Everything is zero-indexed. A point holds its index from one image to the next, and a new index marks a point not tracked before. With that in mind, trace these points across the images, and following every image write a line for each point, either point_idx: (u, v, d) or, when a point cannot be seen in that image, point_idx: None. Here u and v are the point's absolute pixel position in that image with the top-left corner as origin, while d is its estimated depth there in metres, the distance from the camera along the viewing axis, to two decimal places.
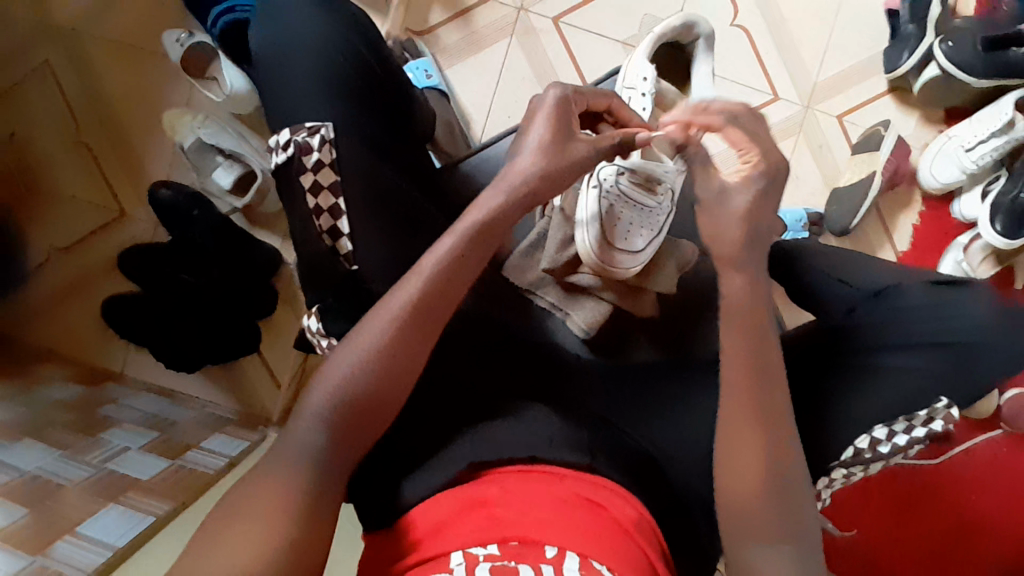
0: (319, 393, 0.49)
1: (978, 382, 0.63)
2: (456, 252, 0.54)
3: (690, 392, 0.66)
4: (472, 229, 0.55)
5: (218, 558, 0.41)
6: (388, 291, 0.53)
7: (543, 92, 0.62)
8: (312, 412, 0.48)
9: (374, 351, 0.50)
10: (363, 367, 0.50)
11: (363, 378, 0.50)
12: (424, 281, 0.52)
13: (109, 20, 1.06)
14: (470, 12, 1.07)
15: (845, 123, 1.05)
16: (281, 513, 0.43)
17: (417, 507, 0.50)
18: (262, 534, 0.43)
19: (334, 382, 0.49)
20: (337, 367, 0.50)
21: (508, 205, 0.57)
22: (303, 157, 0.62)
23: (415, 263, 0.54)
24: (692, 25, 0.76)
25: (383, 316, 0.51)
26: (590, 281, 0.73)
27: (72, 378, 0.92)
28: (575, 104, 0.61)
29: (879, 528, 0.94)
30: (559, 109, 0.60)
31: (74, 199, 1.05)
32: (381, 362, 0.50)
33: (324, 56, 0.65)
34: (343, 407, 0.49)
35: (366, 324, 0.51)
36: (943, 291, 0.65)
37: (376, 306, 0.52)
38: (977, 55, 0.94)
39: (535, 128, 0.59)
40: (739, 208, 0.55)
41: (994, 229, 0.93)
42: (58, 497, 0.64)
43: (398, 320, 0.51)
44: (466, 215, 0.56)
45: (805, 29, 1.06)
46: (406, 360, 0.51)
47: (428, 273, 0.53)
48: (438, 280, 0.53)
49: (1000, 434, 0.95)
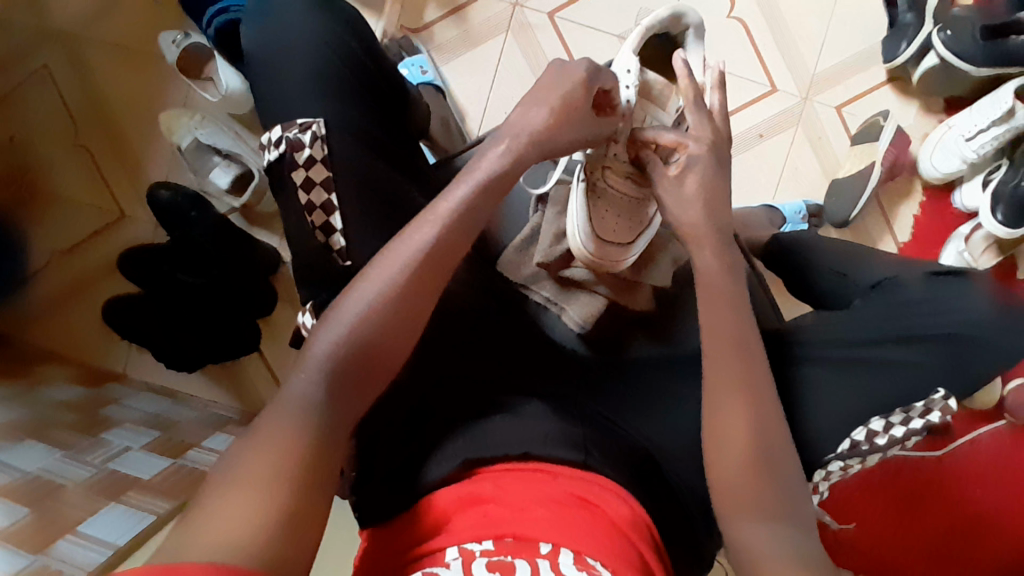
0: (323, 341, 0.49)
1: (977, 371, 0.62)
2: (466, 205, 0.56)
3: (687, 386, 0.66)
4: (487, 181, 0.57)
5: None
6: (400, 233, 0.55)
7: (567, 62, 0.64)
8: (314, 361, 0.48)
9: (371, 324, 0.50)
10: (368, 314, 0.50)
11: (366, 326, 0.50)
12: (436, 230, 0.54)
13: (107, 23, 1.07)
14: (465, 8, 1.07)
15: (844, 114, 1.04)
16: None
17: (435, 492, 0.50)
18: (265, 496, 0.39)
19: (340, 327, 0.50)
20: (345, 311, 0.51)
21: None
22: (295, 153, 0.63)
23: (431, 206, 0.56)
24: (681, 15, 0.74)
25: (395, 259, 0.53)
26: (583, 275, 0.73)
27: (74, 379, 0.92)
28: (593, 79, 0.63)
29: (878, 523, 0.94)
30: (581, 94, 0.62)
31: (75, 202, 1.06)
32: (385, 312, 0.51)
33: (316, 53, 0.66)
34: (339, 362, 0.48)
35: (380, 268, 0.52)
36: (941, 282, 0.65)
37: (392, 245, 0.54)
38: (977, 44, 0.93)
39: (547, 96, 0.62)
40: (693, 198, 0.60)
41: (995, 219, 0.92)
42: (61, 495, 0.64)
43: (410, 265, 0.53)
44: (477, 166, 0.59)
45: (803, 20, 1.05)
46: (408, 303, 0.52)
47: (443, 218, 0.55)
48: (445, 234, 0.54)
49: (1003, 426, 0.95)
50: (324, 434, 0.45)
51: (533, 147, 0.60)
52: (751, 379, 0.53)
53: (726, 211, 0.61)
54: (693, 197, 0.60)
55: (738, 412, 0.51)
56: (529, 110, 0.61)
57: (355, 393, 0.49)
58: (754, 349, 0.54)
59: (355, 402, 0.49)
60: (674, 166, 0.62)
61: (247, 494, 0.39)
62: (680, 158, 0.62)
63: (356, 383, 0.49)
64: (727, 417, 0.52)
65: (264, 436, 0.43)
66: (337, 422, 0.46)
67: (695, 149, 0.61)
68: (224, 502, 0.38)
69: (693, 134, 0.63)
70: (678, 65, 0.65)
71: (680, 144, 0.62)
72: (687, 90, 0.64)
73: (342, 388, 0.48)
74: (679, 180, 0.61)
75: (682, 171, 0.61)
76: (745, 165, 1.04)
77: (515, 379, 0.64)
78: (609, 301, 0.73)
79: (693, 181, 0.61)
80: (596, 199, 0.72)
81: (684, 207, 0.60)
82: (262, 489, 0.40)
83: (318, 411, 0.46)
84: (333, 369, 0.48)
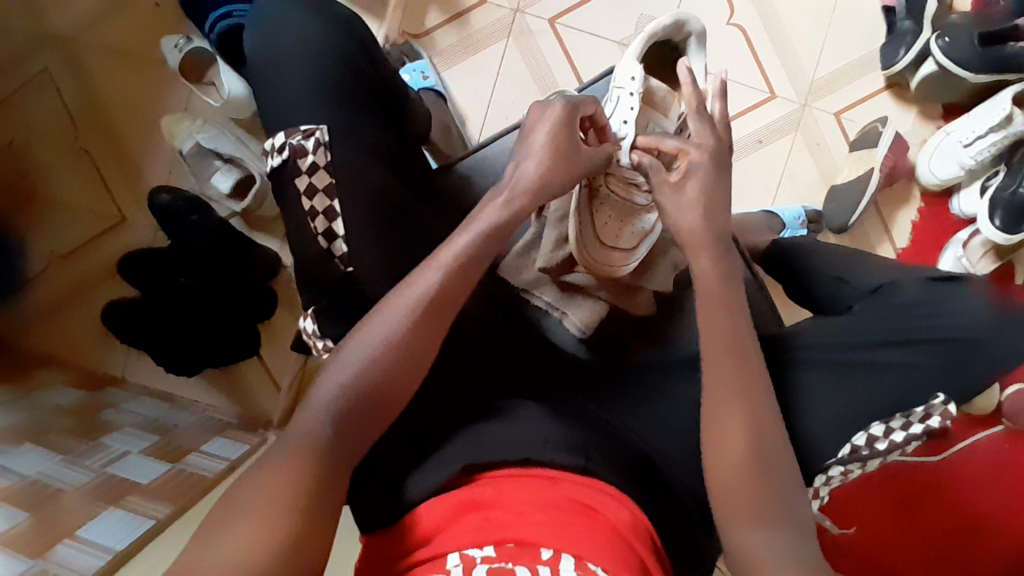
0: (327, 390, 0.49)
1: (976, 375, 0.62)
2: (470, 253, 0.55)
3: (687, 391, 0.66)
4: (488, 230, 0.57)
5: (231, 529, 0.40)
6: (399, 285, 0.54)
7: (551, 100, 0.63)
8: (316, 408, 0.48)
9: (375, 354, 0.51)
10: (374, 354, 0.50)
11: (372, 368, 0.50)
12: (442, 274, 0.54)
13: (109, 27, 1.07)
14: (466, 14, 1.07)
15: (842, 120, 1.05)
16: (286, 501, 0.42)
17: (422, 505, 0.50)
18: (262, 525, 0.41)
19: (346, 367, 0.50)
20: (351, 353, 0.51)
21: (513, 215, 0.59)
22: (298, 160, 0.63)
23: (434, 255, 0.55)
24: (682, 22, 0.74)
25: (406, 296, 0.53)
26: (585, 280, 0.72)
27: (74, 383, 0.92)
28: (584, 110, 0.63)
29: (878, 527, 0.94)
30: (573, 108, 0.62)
31: (76, 206, 1.06)
32: (396, 350, 0.51)
33: (317, 59, 0.66)
34: (348, 403, 0.49)
35: (387, 309, 0.52)
36: (939, 286, 0.65)
37: (401, 287, 0.54)
38: (974, 50, 0.94)
39: (540, 131, 0.62)
40: (693, 202, 0.60)
41: (994, 226, 0.93)
42: (60, 499, 0.64)
43: (416, 309, 0.52)
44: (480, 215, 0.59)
45: (801, 27, 1.05)
46: (413, 348, 0.52)
47: (447, 264, 0.54)
48: (456, 275, 0.54)
49: (1001, 431, 0.95)
50: None
51: (530, 199, 0.60)
52: (750, 384, 0.53)
53: (724, 216, 0.60)
54: (693, 201, 0.60)
55: (737, 415, 0.52)
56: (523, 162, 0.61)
57: (355, 394, 0.49)
58: (755, 353, 0.54)
59: (355, 404, 0.49)
60: (675, 172, 0.62)
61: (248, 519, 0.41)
62: (681, 164, 0.62)
63: (356, 387, 0.49)
64: (723, 420, 0.52)
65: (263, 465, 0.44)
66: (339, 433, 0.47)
67: (695, 156, 0.61)
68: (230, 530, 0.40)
69: (695, 141, 0.62)
70: (681, 73, 0.65)
71: (681, 150, 0.63)
72: (690, 99, 0.64)
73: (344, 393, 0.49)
74: (679, 187, 0.61)
75: (682, 177, 0.61)
76: (744, 171, 1.04)
77: (516, 385, 0.64)
78: (610, 304, 0.73)
79: (694, 186, 0.60)
80: (599, 205, 0.72)
81: (682, 211, 0.60)
82: (259, 513, 0.41)
83: None
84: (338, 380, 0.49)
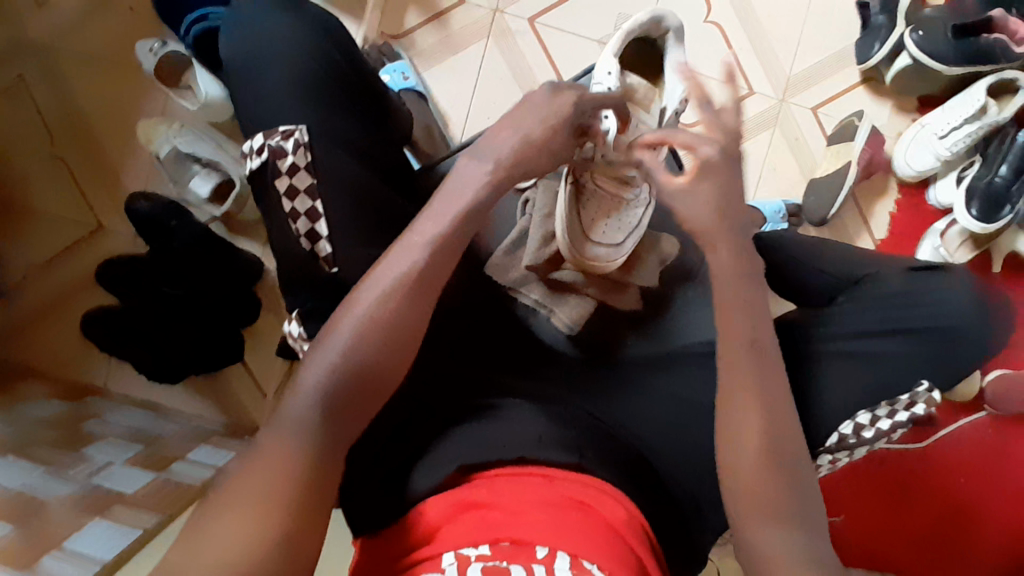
0: (315, 373, 0.48)
1: (955, 361, 0.63)
2: (449, 234, 0.55)
3: (678, 383, 0.66)
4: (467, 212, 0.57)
5: (227, 537, 0.40)
6: (378, 264, 0.54)
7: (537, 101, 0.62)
8: (308, 387, 0.48)
9: (360, 336, 0.50)
10: (363, 331, 0.50)
11: (363, 345, 0.50)
12: (427, 251, 0.54)
13: (82, 32, 1.05)
14: (445, 14, 1.07)
15: (821, 115, 1.06)
16: (278, 507, 0.42)
17: (427, 500, 0.50)
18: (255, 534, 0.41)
19: (333, 352, 0.49)
20: (335, 338, 0.50)
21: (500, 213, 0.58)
22: (278, 161, 0.62)
23: (408, 235, 0.55)
24: (660, 19, 0.74)
25: (385, 278, 0.52)
26: (572, 277, 0.71)
27: (54, 394, 0.91)
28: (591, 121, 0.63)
29: (866, 513, 0.95)
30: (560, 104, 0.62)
31: (52, 213, 1.04)
32: (387, 330, 0.51)
33: (297, 61, 0.65)
34: (339, 381, 0.49)
35: (370, 285, 0.52)
36: (920, 276, 0.66)
37: (377, 269, 0.53)
38: (948, 43, 0.96)
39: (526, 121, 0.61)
40: (702, 203, 0.57)
41: (972, 215, 0.94)
42: (43, 513, 0.63)
43: (401, 286, 0.52)
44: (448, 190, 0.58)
45: (778, 23, 1.07)
46: (400, 326, 0.52)
47: (433, 240, 0.54)
48: (434, 261, 0.54)
49: (984, 417, 0.97)
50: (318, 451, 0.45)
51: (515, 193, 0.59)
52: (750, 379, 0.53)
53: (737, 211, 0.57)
54: (702, 201, 0.57)
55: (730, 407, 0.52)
56: (501, 131, 0.60)
57: (352, 404, 0.49)
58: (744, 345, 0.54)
59: (355, 415, 0.49)
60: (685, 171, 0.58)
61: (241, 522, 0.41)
62: (691, 161, 0.57)
63: (351, 398, 0.49)
64: (734, 418, 0.52)
65: (264, 455, 0.44)
66: (331, 430, 0.47)
67: (707, 153, 0.57)
68: (224, 528, 0.40)
69: (708, 136, 0.57)
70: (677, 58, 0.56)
71: (692, 145, 0.57)
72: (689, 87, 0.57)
73: (334, 398, 0.48)
74: (689, 187, 0.57)
75: (693, 177, 0.57)
76: None
77: (508, 384, 0.64)
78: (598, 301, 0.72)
79: (707, 186, 0.57)
80: (585, 202, 0.72)
81: (695, 210, 0.57)
82: (254, 518, 0.41)
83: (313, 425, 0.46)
84: (329, 385, 0.48)
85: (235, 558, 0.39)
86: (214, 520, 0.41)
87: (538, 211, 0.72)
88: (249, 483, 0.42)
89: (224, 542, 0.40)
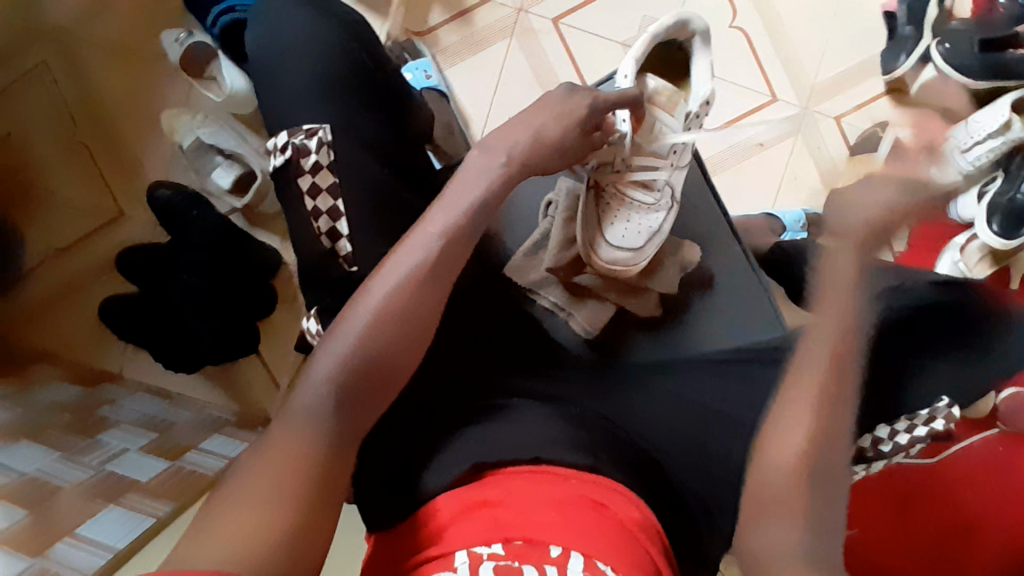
0: (326, 361, 0.49)
1: (975, 377, 0.64)
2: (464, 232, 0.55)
3: (692, 392, 0.66)
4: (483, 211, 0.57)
5: (241, 511, 0.39)
6: (390, 256, 0.54)
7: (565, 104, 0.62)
8: (317, 380, 0.48)
9: (370, 327, 0.50)
10: (375, 324, 0.50)
11: (374, 337, 0.50)
12: (439, 242, 0.54)
13: (111, 20, 1.06)
14: (469, 12, 1.07)
15: (843, 124, 1.05)
16: (293, 492, 0.41)
17: (439, 496, 0.50)
18: (268, 514, 0.40)
19: (345, 340, 0.50)
20: (348, 326, 0.50)
21: None
22: (301, 160, 0.62)
23: (420, 228, 0.55)
24: (685, 22, 0.72)
25: (398, 269, 0.53)
26: (591, 281, 0.73)
27: (69, 379, 0.92)
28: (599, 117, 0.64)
29: (880, 529, 0.93)
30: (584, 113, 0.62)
31: (72, 200, 1.05)
32: (395, 322, 0.51)
33: (325, 56, 0.66)
34: (350, 375, 0.49)
35: (384, 273, 0.53)
36: (940, 291, 0.67)
37: (390, 259, 0.53)
38: (975, 56, 0.96)
39: (549, 123, 0.61)
40: None
41: (992, 230, 0.95)
42: (57, 498, 0.63)
43: (412, 277, 0.53)
44: (464, 185, 0.58)
45: (803, 32, 1.06)
46: (413, 317, 0.52)
47: (444, 232, 0.55)
48: (445, 256, 0.54)
49: (995, 433, 0.98)
50: (330, 450, 0.45)
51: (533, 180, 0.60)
52: None
53: None
54: None
55: None
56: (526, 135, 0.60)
57: (367, 399, 0.49)
58: None
59: (366, 410, 0.49)
60: None
61: (260, 502, 0.40)
62: None
63: (363, 394, 0.49)
64: None
65: (278, 445, 0.44)
66: (346, 424, 0.47)
67: None
68: (239, 513, 0.39)
69: None
70: None
71: None
72: None
73: (352, 396, 0.48)
74: None
75: None
76: (743, 174, 1.05)
77: (523, 383, 0.64)
78: (617, 306, 0.72)
79: None
80: (606, 202, 0.75)
81: None
82: (270, 497, 0.41)
83: (329, 426, 0.46)
84: (345, 382, 0.48)
85: (235, 557, 0.37)
86: (226, 502, 0.40)
87: (561, 212, 0.74)
88: (261, 475, 0.41)
89: (236, 520, 0.39)
